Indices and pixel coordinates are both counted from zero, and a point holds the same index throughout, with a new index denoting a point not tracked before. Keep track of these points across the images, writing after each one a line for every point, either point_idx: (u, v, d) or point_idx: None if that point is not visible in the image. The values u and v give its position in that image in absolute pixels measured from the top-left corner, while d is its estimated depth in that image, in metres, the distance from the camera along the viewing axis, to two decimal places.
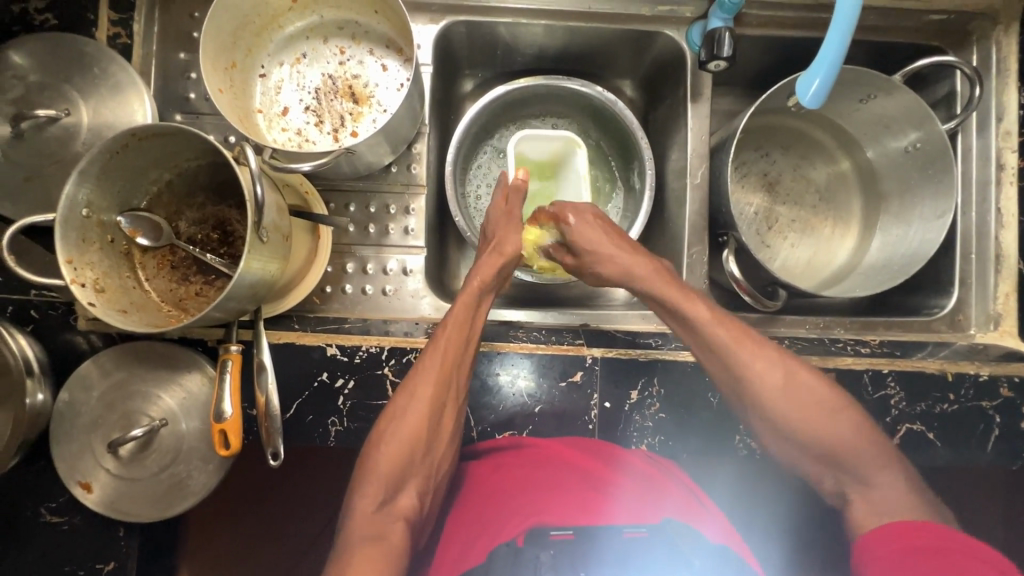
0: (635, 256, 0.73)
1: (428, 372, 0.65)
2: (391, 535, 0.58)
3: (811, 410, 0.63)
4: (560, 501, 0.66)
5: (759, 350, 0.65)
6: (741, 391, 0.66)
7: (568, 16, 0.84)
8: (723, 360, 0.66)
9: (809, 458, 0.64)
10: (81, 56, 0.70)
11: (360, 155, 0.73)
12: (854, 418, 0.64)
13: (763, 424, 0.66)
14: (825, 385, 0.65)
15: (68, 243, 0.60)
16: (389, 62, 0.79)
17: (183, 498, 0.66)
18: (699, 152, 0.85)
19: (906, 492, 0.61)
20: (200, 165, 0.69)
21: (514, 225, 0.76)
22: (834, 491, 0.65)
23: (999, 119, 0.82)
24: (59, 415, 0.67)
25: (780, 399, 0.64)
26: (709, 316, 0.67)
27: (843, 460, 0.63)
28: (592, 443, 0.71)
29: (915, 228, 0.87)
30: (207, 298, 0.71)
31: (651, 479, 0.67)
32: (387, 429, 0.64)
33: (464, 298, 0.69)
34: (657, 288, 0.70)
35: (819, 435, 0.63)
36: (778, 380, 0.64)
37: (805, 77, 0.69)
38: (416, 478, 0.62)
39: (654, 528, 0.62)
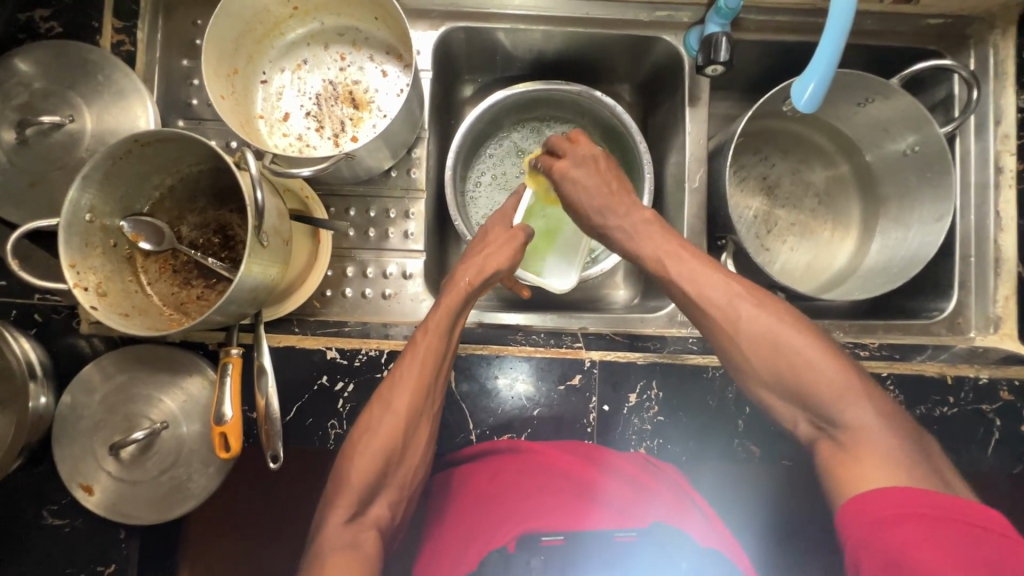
0: (614, 217, 0.71)
1: (405, 382, 0.65)
2: (363, 545, 0.60)
3: (780, 350, 0.60)
4: (550, 504, 0.66)
5: (727, 284, 0.64)
6: (717, 335, 0.64)
7: (567, 22, 0.84)
8: (697, 301, 0.64)
9: (780, 399, 0.61)
10: (85, 64, 0.71)
11: (360, 160, 0.74)
12: (829, 355, 0.59)
13: (735, 365, 0.63)
14: (798, 324, 0.61)
15: (71, 248, 0.61)
16: (389, 67, 0.80)
17: (183, 501, 0.67)
18: (697, 156, 0.85)
19: (880, 424, 0.56)
20: (201, 171, 0.70)
21: (510, 242, 0.75)
22: (807, 432, 0.60)
23: (998, 122, 0.82)
24: (61, 418, 0.68)
25: (749, 337, 0.61)
26: (688, 261, 0.66)
27: (815, 399, 0.58)
28: (583, 449, 0.71)
29: (914, 231, 0.87)
30: (208, 301, 0.71)
31: (637, 481, 0.67)
32: (361, 439, 0.64)
33: (446, 304, 0.70)
34: (640, 239, 0.70)
35: (785, 373, 0.59)
36: (750, 323, 0.61)
37: (798, 83, 0.68)
38: (388, 489, 0.64)
39: (642, 531, 0.62)
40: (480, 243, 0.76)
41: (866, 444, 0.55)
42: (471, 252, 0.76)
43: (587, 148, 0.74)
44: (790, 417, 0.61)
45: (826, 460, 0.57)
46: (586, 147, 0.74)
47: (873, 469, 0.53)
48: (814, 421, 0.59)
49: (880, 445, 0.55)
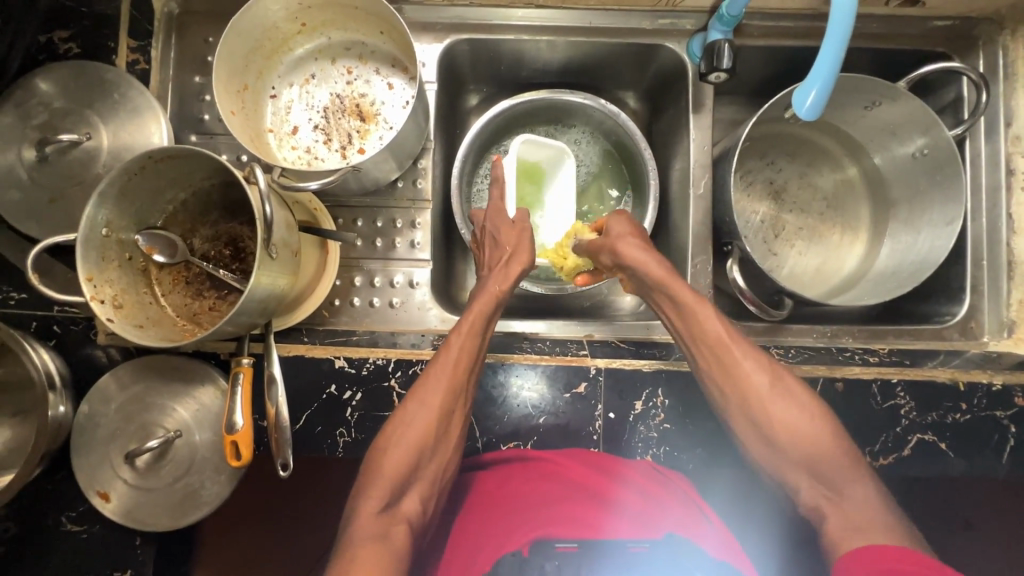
0: (647, 255, 0.71)
1: (439, 378, 0.66)
2: (393, 538, 0.58)
3: (794, 416, 0.61)
4: (567, 513, 0.66)
5: (752, 352, 0.65)
6: (735, 399, 0.64)
7: (570, 32, 0.85)
8: (719, 361, 0.65)
9: (791, 467, 0.61)
10: (103, 83, 0.73)
11: (367, 172, 0.75)
12: (835, 428, 0.62)
13: (750, 432, 0.64)
14: (810, 395, 0.63)
15: (89, 262, 0.63)
16: (395, 80, 0.81)
17: (197, 508, 0.68)
18: (702, 162, 0.85)
19: (876, 499, 0.57)
20: (213, 184, 0.71)
21: (526, 246, 0.77)
22: (810, 503, 0.59)
23: (1009, 123, 0.81)
24: (79, 427, 0.70)
25: (766, 403, 0.63)
26: (712, 317, 0.66)
27: (825, 469, 0.59)
28: (592, 456, 0.71)
29: (923, 236, 0.86)
30: (220, 312, 0.73)
31: (651, 494, 0.67)
32: (393, 432, 0.65)
33: (479, 308, 0.71)
34: (667, 284, 0.69)
35: (799, 442, 0.61)
36: (767, 391, 0.63)
37: (800, 89, 0.68)
38: (420, 484, 0.63)
39: (656, 542, 0.63)
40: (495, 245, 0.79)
41: (869, 518, 0.55)
42: (496, 259, 0.78)
43: (627, 226, 0.75)
44: (800, 487, 0.60)
45: (832, 527, 0.56)
46: (627, 226, 0.75)
47: (868, 533, 0.54)
48: (824, 492, 0.59)
49: (882, 517, 0.55)
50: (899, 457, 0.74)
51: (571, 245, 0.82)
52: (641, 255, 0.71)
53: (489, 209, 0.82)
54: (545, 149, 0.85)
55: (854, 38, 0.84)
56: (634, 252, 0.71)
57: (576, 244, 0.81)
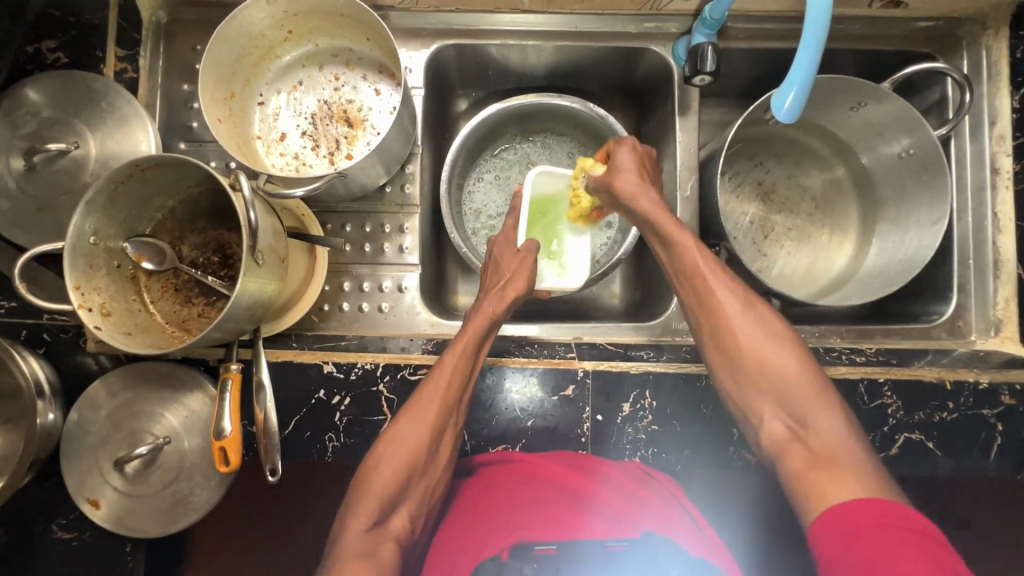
0: (639, 189, 0.71)
1: (433, 395, 0.67)
2: (382, 555, 0.58)
3: (765, 346, 0.63)
4: (546, 513, 0.65)
5: (728, 281, 0.66)
6: (709, 325, 0.66)
7: (556, 36, 0.85)
8: (695, 287, 0.67)
9: (759, 395, 0.63)
10: (91, 92, 0.74)
11: (354, 178, 0.76)
12: (808, 358, 0.63)
13: (720, 357, 0.66)
14: (785, 327, 0.65)
15: (76, 270, 0.63)
16: (382, 86, 0.82)
17: (186, 514, 0.69)
18: (689, 164, 0.86)
19: (845, 434, 0.58)
20: (201, 192, 0.72)
21: (525, 270, 0.78)
22: (775, 434, 0.61)
23: (993, 123, 0.82)
24: (69, 434, 0.70)
25: (738, 332, 0.64)
26: (691, 244, 0.67)
27: (789, 395, 0.61)
28: (577, 456, 0.72)
29: (911, 235, 0.86)
30: (209, 318, 0.74)
31: (629, 490, 0.67)
32: (384, 451, 0.65)
33: (477, 322, 0.72)
34: (649, 212, 0.70)
35: (766, 367, 0.62)
36: (739, 315, 0.64)
37: (779, 93, 0.68)
38: (409, 502, 0.64)
39: (634, 541, 0.63)
40: (494, 268, 0.80)
41: (832, 455, 0.56)
42: (493, 282, 0.78)
43: (630, 150, 0.76)
44: (762, 410, 0.62)
45: (794, 463, 0.57)
46: (629, 150, 0.76)
47: (843, 481, 0.53)
48: (787, 418, 0.60)
49: (845, 452, 0.56)
50: (887, 456, 0.74)
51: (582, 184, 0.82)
52: (632, 189, 0.71)
53: (499, 236, 0.83)
54: (561, 181, 0.85)
55: (838, 40, 0.84)
56: (626, 184, 0.72)
57: (585, 181, 0.81)
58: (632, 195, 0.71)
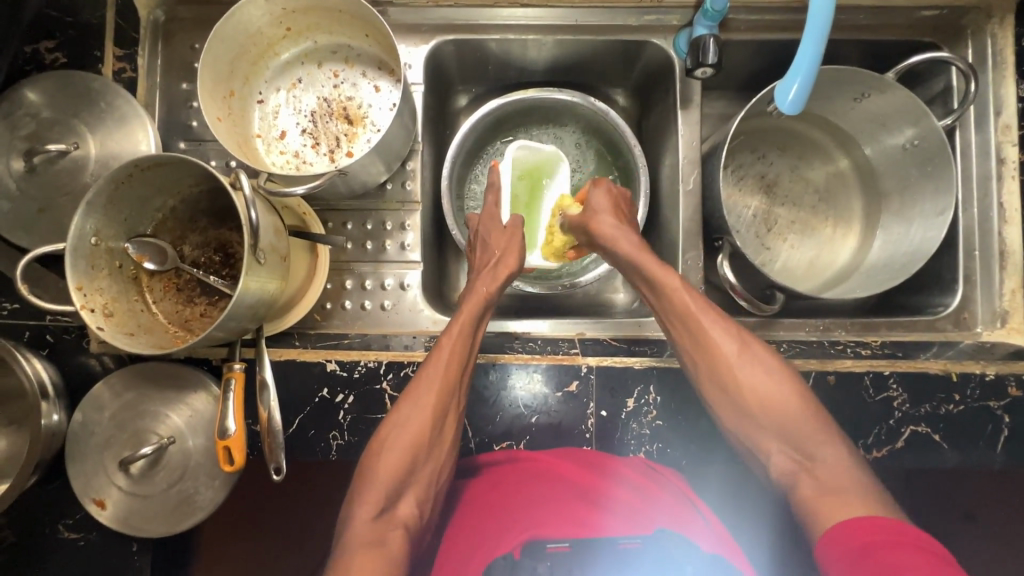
0: (618, 232, 0.74)
1: (432, 380, 0.67)
2: (389, 544, 0.59)
3: (764, 383, 0.64)
4: (559, 512, 0.65)
5: (720, 322, 0.67)
6: (704, 367, 0.67)
7: (556, 30, 0.85)
8: (688, 329, 0.68)
9: (762, 432, 0.63)
10: (89, 92, 0.74)
11: (354, 175, 0.75)
12: (805, 391, 0.64)
13: (719, 398, 0.66)
14: (779, 361, 0.66)
15: (78, 272, 0.63)
16: (382, 83, 0.81)
17: (191, 514, 0.68)
18: (691, 158, 0.85)
19: (849, 463, 0.59)
20: (202, 191, 0.72)
21: (515, 245, 0.78)
22: (783, 467, 0.61)
23: (999, 112, 0.81)
24: (73, 435, 0.70)
25: (736, 369, 0.65)
26: (678, 285, 0.69)
27: (792, 428, 0.62)
28: (583, 455, 0.71)
29: (916, 226, 0.85)
30: (211, 318, 0.73)
31: (641, 488, 0.67)
32: (388, 435, 0.66)
33: (472, 303, 0.73)
34: (638, 261, 0.72)
35: (767, 403, 0.63)
36: (733, 355, 0.65)
37: (783, 83, 0.68)
38: (416, 487, 0.64)
39: (648, 538, 0.62)
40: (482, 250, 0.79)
41: (840, 481, 0.57)
42: (484, 262, 0.78)
43: (602, 194, 0.78)
44: (768, 449, 0.62)
45: (804, 491, 0.58)
46: (602, 194, 0.78)
47: (850, 507, 0.54)
48: (793, 453, 0.61)
49: (854, 479, 0.57)
50: (893, 449, 0.74)
51: (558, 223, 0.84)
52: (612, 232, 0.74)
53: (483, 214, 0.82)
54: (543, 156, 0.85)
55: (840, 31, 0.84)
56: (607, 231, 0.74)
57: (561, 220, 0.83)
58: (615, 237, 0.73)
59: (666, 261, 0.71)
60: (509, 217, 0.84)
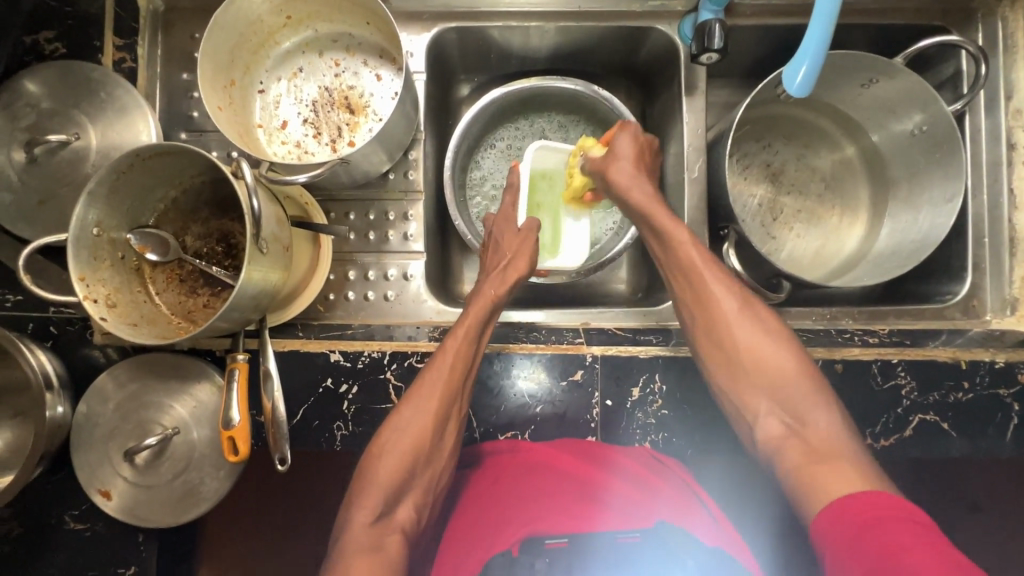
0: (632, 178, 0.73)
1: (435, 382, 0.66)
2: (386, 548, 0.59)
3: (762, 344, 0.64)
4: (556, 505, 0.65)
5: (723, 277, 0.67)
6: (702, 321, 0.67)
7: (559, 17, 0.84)
8: (689, 282, 0.68)
9: (754, 392, 0.63)
10: (90, 82, 0.73)
11: (357, 164, 0.75)
12: (801, 356, 0.64)
13: (714, 354, 0.66)
14: (777, 323, 0.66)
15: (80, 262, 0.63)
16: (384, 71, 0.80)
17: (196, 504, 0.68)
18: (696, 145, 0.84)
19: (840, 430, 0.59)
20: (203, 181, 0.71)
21: (527, 249, 0.77)
22: (771, 430, 0.61)
23: (1009, 97, 0.80)
24: (78, 426, 0.70)
25: (734, 328, 0.65)
26: (685, 239, 0.68)
27: (782, 391, 0.62)
28: (581, 446, 0.71)
29: (924, 214, 0.84)
30: (214, 309, 0.73)
31: (640, 479, 0.67)
32: (388, 437, 0.65)
33: (480, 303, 0.72)
34: (647, 212, 0.70)
35: (762, 363, 0.63)
36: (733, 313, 0.65)
37: (790, 66, 0.67)
38: (414, 493, 0.63)
39: (647, 531, 0.63)
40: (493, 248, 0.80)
41: (829, 450, 0.57)
42: (494, 264, 0.78)
43: (628, 138, 0.76)
44: (755, 408, 0.63)
45: (790, 459, 0.58)
46: (628, 138, 0.76)
47: (840, 475, 0.54)
48: (781, 416, 0.61)
49: (842, 448, 0.57)
50: (901, 438, 0.73)
51: (578, 164, 0.82)
52: (627, 181, 0.72)
53: (498, 215, 0.82)
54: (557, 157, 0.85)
55: (848, 15, 0.83)
56: (619, 175, 0.73)
57: (582, 162, 0.81)
58: (629, 187, 0.72)
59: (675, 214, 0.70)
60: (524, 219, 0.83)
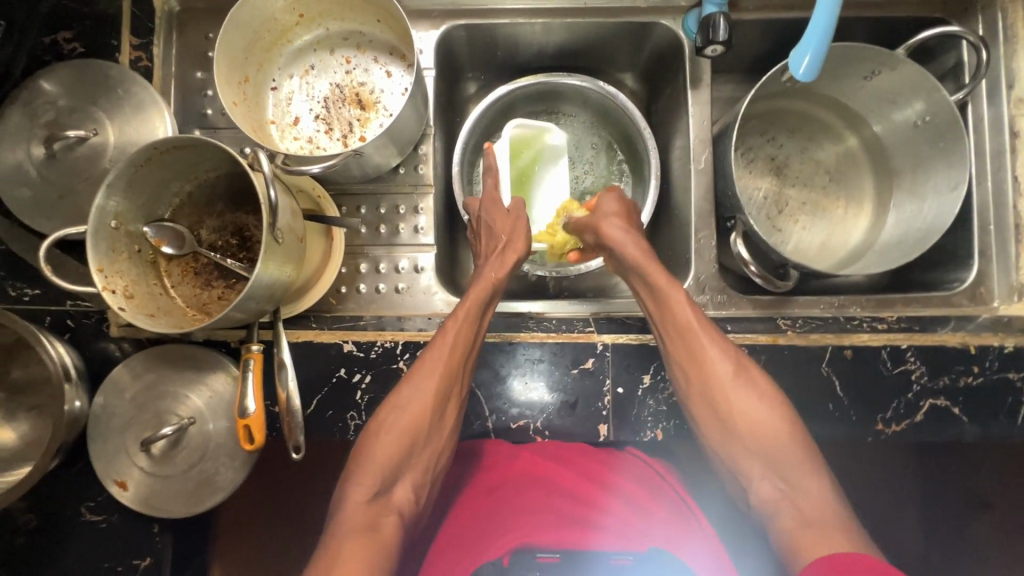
0: (626, 236, 0.76)
1: (434, 362, 0.67)
2: (382, 529, 0.58)
3: (755, 409, 0.64)
4: (553, 525, 0.69)
5: (717, 340, 0.68)
6: (696, 382, 0.67)
7: (565, 14, 0.85)
8: (683, 340, 0.68)
9: (748, 455, 0.63)
10: (107, 80, 0.75)
11: (369, 158, 0.76)
12: (794, 424, 0.63)
13: (709, 419, 0.66)
14: (772, 389, 0.66)
15: (99, 253, 0.64)
16: (394, 68, 0.82)
17: (211, 494, 0.69)
18: (702, 138, 0.85)
19: (832, 499, 0.57)
20: (219, 176, 0.73)
21: (518, 224, 0.79)
22: (765, 494, 0.60)
23: (1011, 85, 0.81)
24: (95, 418, 0.71)
25: (727, 390, 0.65)
26: (681, 298, 0.70)
27: (776, 456, 0.61)
28: (585, 461, 0.73)
29: (929, 202, 0.85)
30: (229, 301, 0.74)
31: (638, 507, 0.71)
32: (387, 417, 0.66)
33: (480, 287, 0.73)
34: (642, 266, 0.73)
35: (754, 426, 0.63)
36: (727, 375, 0.66)
37: (795, 54, 0.68)
38: (412, 472, 0.64)
39: (641, 555, 0.66)
40: (490, 235, 0.79)
41: (821, 516, 0.55)
42: (491, 247, 0.78)
43: (613, 203, 0.80)
44: (751, 473, 0.62)
45: (784, 521, 0.56)
46: (613, 204, 0.80)
47: (835, 543, 0.52)
48: (775, 482, 0.60)
49: (835, 516, 0.56)
50: (911, 423, 0.74)
51: (560, 223, 0.85)
52: (619, 235, 0.76)
53: (484, 198, 0.82)
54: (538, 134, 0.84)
55: (849, 8, 0.84)
56: (613, 232, 0.76)
57: (565, 223, 0.84)
58: (620, 241, 0.75)
59: (671, 274, 0.72)
60: (507, 200, 0.84)
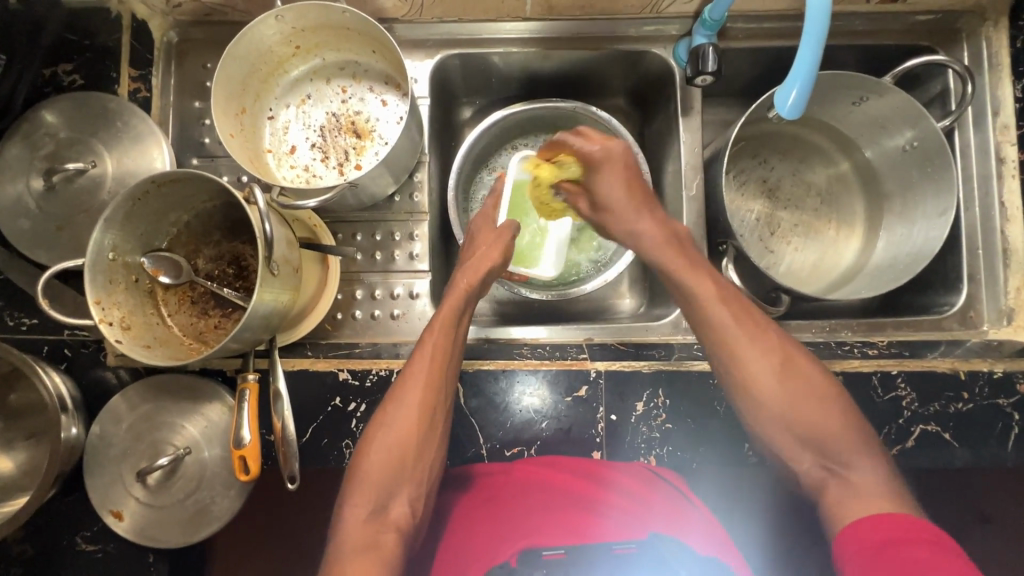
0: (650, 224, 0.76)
1: (414, 378, 0.68)
2: (384, 544, 0.61)
3: (799, 394, 0.66)
4: (553, 521, 0.70)
5: (754, 331, 0.68)
6: (738, 377, 0.68)
7: (559, 41, 0.87)
8: (722, 336, 0.69)
9: (794, 440, 0.65)
10: (106, 112, 0.76)
11: (364, 187, 0.77)
12: (837, 399, 0.66)
13: (756, 413, 0.67)
14: (812, 368, 0.68)
15: (96, 286, 0.65)
16: (389, 97, 0.83)
17: (207, 524, 0.69)
18: (693, 163, 0.86)
19: (883, 473, 0.61)
20: (215, 206, 0.73)
21: (499, 244, 0.78)
22: (813, 473, 0.64)
23: (996, 112, 0.82)
24: (92, 448, 0.71)
25: (771, 379, 0.66)
26: (716, 292, 0.70)
27: (825, 438, 0.64)
28: (578, 463, 0.72)
29: (918, 228, 0.86)
30: (225, 329, 0.75)
31: (637, 495, 0.69)
32: (375, 436, 0.67)
33: (453, 299, 0.73)
34: (674, 268, 0.72)
35: (801, 413, 0.65)
36: (772, 369, 0.67)
37: (782, 90, 0.69)
38: (406, 487, 0.65)
39: (642, 544, 0.65)
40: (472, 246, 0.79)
41: (869, 489, 0.60)
42: (467, 256, 0.78)
43: (613, 166, 0.77)
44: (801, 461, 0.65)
45: (832, 497, 0.61)
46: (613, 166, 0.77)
47: (867, 501, 0.59)
48: (827, 466, 0.63)
49: (882, 488, 0.60)
50: (903, 448, 0.74)
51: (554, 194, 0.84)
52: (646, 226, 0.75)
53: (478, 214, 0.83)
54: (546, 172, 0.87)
55: (837, 36, 0.85)
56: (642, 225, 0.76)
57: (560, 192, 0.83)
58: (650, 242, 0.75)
59: (711, 267, 0.72)
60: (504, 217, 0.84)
